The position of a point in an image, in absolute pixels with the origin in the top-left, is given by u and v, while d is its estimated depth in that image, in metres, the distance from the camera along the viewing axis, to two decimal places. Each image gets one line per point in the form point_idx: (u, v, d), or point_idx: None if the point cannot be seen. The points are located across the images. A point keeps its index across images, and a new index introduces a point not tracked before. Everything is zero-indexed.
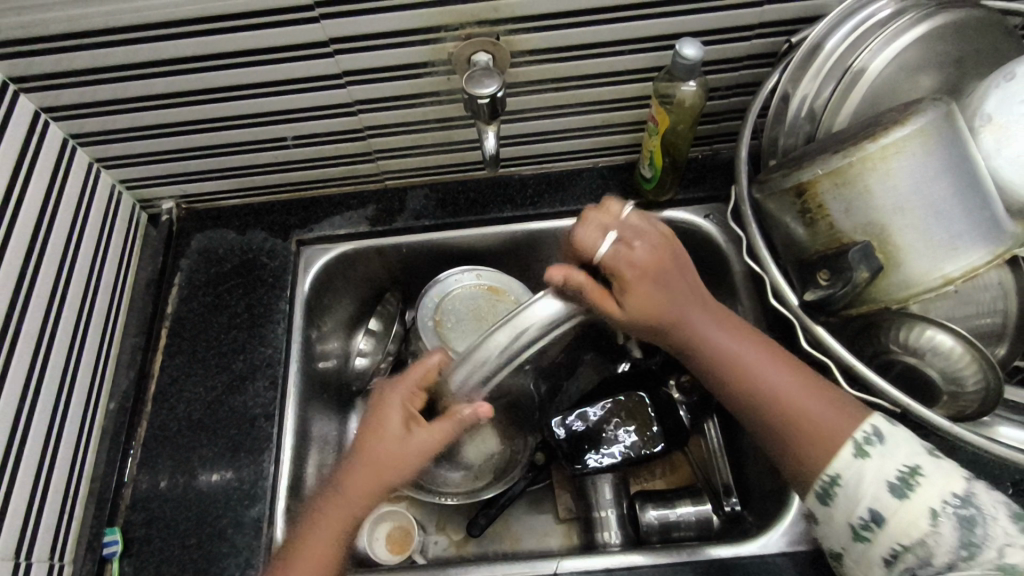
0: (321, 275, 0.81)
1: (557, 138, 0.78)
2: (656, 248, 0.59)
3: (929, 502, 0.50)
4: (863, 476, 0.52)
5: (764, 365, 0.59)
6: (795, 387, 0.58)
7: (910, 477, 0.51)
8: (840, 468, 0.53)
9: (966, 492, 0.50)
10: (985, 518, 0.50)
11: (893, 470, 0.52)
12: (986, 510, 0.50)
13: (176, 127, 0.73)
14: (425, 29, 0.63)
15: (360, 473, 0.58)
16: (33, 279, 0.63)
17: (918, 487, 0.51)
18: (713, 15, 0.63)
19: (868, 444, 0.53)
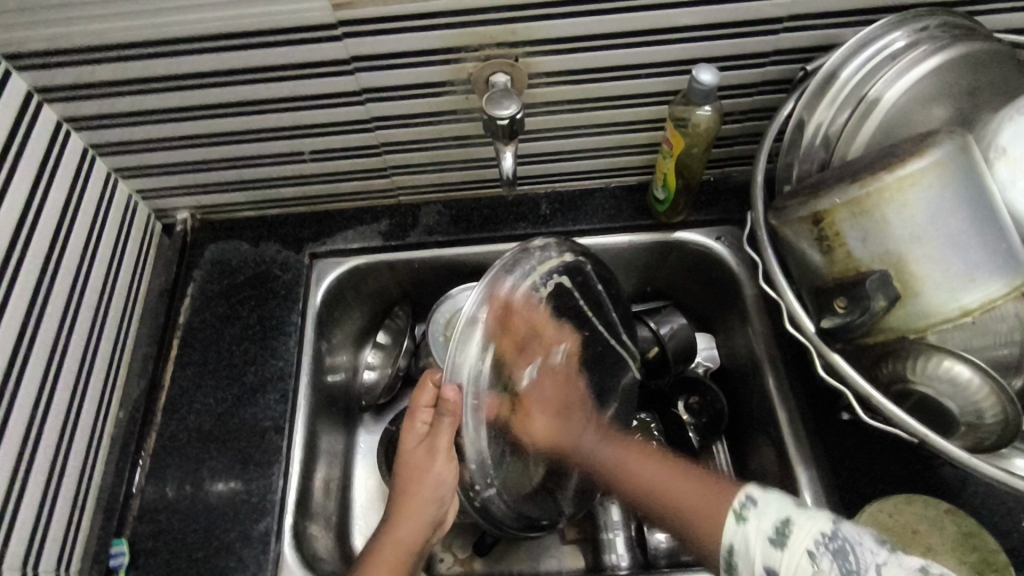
0: (333, 289, 0.81)
1: (572, 158, 0.78)
2: (558, 390, 0.69)
3: (806, 547, 0.45)
4: (749, 541, 0.47)
5: (650, 461, 0.64)
6: (669, 474, 0.60)
7: (784, 528, 0.46)
8: (730, 538, 0.49)
9: (832, 529, 0.45)
10: (859, 546, 0.44)
11: (768, 526, 0.47)
12: (857, 540, 0.44)
13: (195, 140, 0.73)
14: (445, 49, 0.64)
15: (410, 490, 0.62)
16: (49, 288, 0.63)
17: (793, 536, 0.45)
18: (730, 41, 0.64)
19: (741, 509, 0.49)
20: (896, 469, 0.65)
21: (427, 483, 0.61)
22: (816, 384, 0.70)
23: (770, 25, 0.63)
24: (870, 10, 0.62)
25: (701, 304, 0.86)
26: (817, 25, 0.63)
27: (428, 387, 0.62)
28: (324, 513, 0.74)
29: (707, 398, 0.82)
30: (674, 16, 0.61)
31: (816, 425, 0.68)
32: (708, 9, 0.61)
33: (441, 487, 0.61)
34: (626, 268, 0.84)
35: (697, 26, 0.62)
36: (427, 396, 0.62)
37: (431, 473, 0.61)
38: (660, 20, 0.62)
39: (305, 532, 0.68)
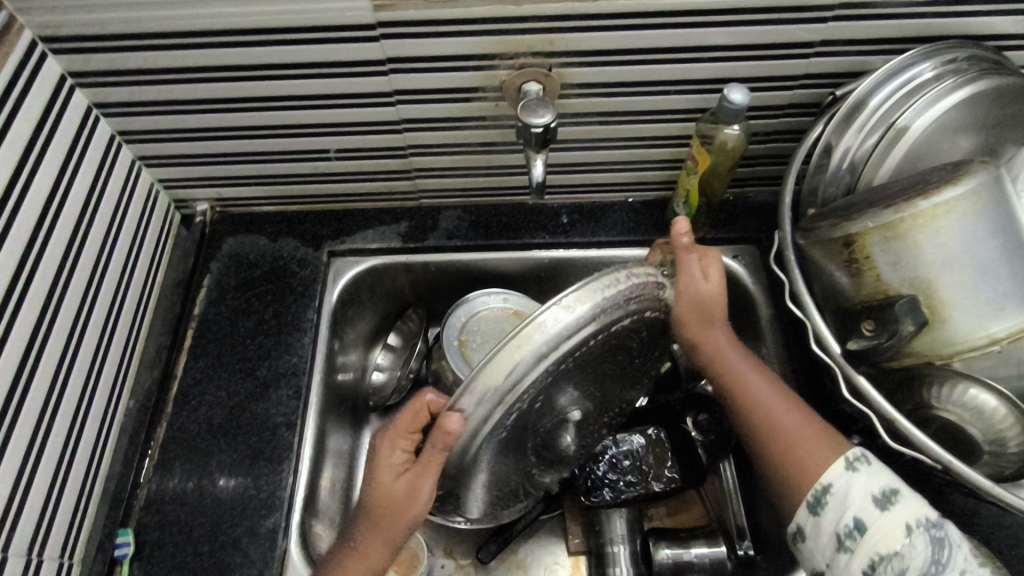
0: (349, 287, 0.81)
1: (595, 170, 0.79)
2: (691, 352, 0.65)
3: (908, 519, 0.51)
4: (852, 487, 0.54)
5: (799, 423, 0.59)
6: (797, 427, 0.59)
7: (893, 494, 0.53)
8: (832, 478, 0.55)
9: (938, 516, 0.52)
10: (954, 543, 0.51)
11: (877, 487, 0.53)
12: (955, 536, 0.52)
13: (221, 132, 0.73)
14: (480, 56, 0.64)
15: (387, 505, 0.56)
16: (70, 271, 0.63)
17: (899, 504, 0.52)
18: (760, 62, 0.65)
19: (856, 458, 0.55)
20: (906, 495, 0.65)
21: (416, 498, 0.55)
22: (831, 407, 0.70)
23: (801, 48, 0.64)
24: (900, 39, 0.63)
25: None
26: (847, 51, 0.64)
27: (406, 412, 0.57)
28: (329, 513, 0.74)
29: (716, 416, 0.80)
30: (708, 35, 0.62)
31: None
32: (742, 30, 0.62)
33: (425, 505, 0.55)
34: None
35: (730, 46, 0.63)
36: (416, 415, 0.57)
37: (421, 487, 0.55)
38: (695, 37, 0.62)
39: (312, 531, 0.67)
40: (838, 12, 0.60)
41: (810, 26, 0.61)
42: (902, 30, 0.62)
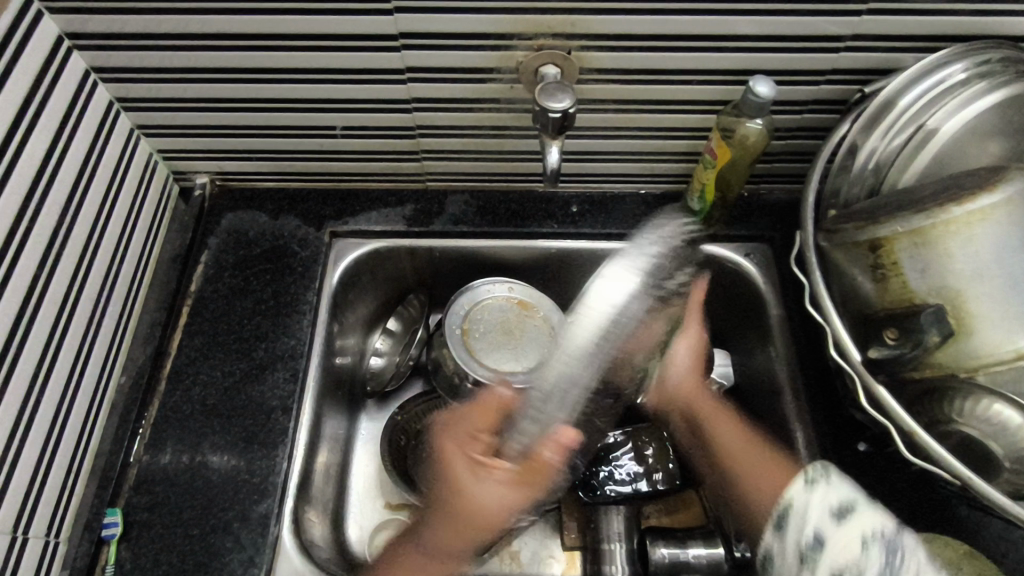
0: (350, 270, 0.79)
1: (608, 159, 0.76)
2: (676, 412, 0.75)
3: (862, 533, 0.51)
4: (810, 504, 0.53)
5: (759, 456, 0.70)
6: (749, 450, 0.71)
7: (849, 509, 0.52)
8: (793, 495, 0.54)
9: (896, 532, 0.51)
10: (912, 560, 0.50)
11: (832, 500, 0.53)
12: (910, 551, 0.50)
13: (224, 103, 0.71)
14: (497, 34, 0.61)
15: (467, 506, 0.68)
16: (64, 242, 0.61)
17: (853, 519, 0.51)
18: (786, 54, 0.62)
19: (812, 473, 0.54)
20: (913, 507, 0.64)
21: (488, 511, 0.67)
22: (839, 412, 0.69)
23: (830, 42, 0.61)
24: (933, 37, 0.61)
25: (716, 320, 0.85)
26: (878, 47, 0.62)
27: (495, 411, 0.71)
28: (322, 499, 0.72)
29: None
30: (735, 23, 0.60)
31: (834, 453, 0.67)
32: (771, 20, 0.59)
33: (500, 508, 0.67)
34: None
35: (758, 36, 0.61)
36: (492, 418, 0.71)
37: (488, 501, 0.67)
38: (721, 26, 0.60)
39: (304, 517, 0.66)
40: (871, 5, 0.58)
41: (841, 19, 0.59)
42: (937, 28, 0.60)
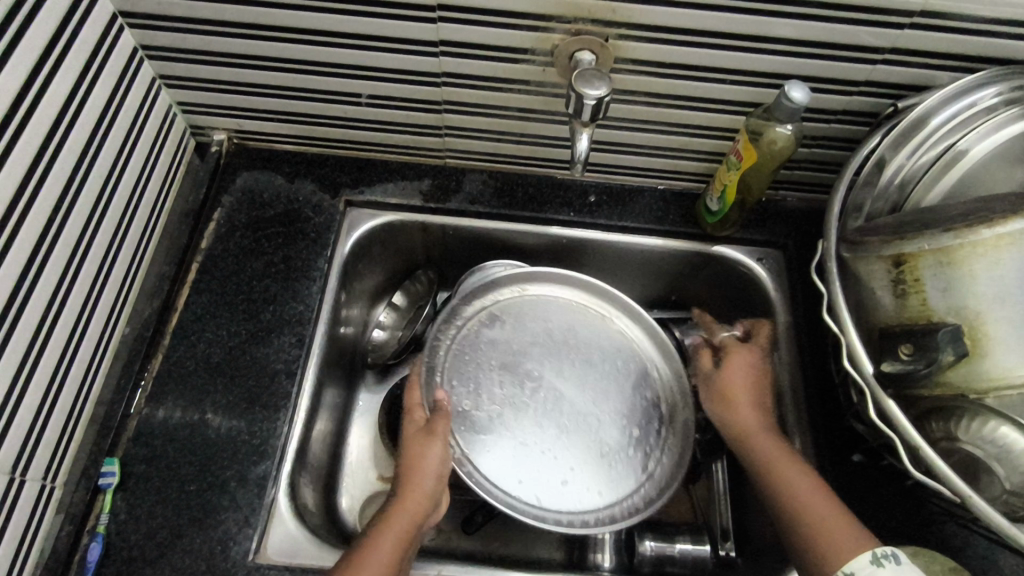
0: (363, 240, 0.79)
1: (631, 152, 0.76)
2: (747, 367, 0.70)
3: None
4: None
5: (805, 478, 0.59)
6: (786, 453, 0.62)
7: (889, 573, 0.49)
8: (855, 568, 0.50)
9: None
10: None
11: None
12: None
13: (250, 60, 0.69)
14: (536, 15, 0.61)
15: (387, 528, 0.57)
16: (79, 188, 0.59)
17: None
18: (824, 62, 0.62)
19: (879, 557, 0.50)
20: (902, 520, 0.65)
21: (422, 473, 0.62)
22: (838, 423, 0.70)
23: (868, 53, 0.61)
24: (972, 58, 0.61)
25: (722, 322, 0.86)
26: (914, 62, 0.62)
27: (439, 442, 0.64)
28: (317, 466, 0.72)
29: None
30: (777, 25, 0.59)
31: (830, 462, 0.68)
32: (813, 25, 0.59)
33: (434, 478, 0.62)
34: (659, 273, 0.84)
35: (797, 40, 0.60)
36: (424, 508, 0.61)
37: (421, 473, 0.62)
38: (763, 26, 0.59)
39: (299, 483, 0.66)
40: (915, 19, 0.58)
41: (883, 30, 0.59)
42: (979, 49, 0.60)
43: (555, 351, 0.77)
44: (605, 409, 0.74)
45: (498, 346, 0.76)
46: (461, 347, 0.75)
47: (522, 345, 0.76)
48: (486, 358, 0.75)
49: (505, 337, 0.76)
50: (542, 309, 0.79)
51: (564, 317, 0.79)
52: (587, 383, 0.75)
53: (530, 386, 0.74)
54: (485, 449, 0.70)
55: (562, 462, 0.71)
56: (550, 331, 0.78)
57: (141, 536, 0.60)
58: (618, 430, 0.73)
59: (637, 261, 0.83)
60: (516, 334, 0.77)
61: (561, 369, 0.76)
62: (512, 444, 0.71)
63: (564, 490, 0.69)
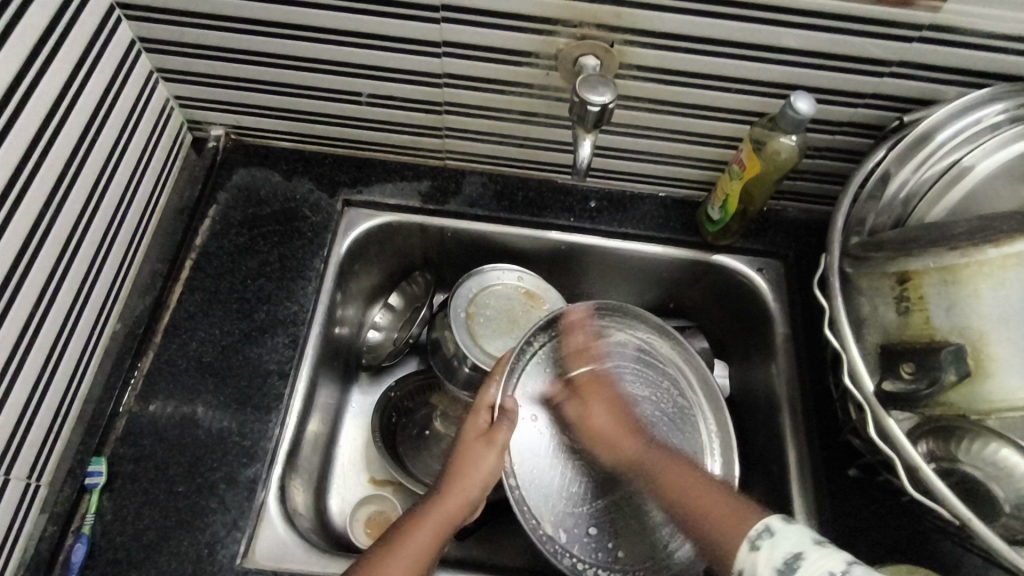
0: (360, 240, 0.78)
1: (634, 158, 0.75)
2: (616, 421, 0.68)
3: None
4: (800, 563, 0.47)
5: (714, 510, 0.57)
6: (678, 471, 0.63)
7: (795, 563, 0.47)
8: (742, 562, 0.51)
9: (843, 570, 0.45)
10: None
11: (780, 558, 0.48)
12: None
13: (249, 56, 0.68)
14: (541, 18, 0.60)
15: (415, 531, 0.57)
16: (72, 181, 0.58)
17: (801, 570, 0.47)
18: (830, 74, 0.61)
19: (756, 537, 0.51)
20: (897, 538, 0.64)
21: (472, 476, 0.61)
22: (834, 438, 0.69)
23: (876, 65, 0.60)
24: (980, 73, 0.60)
25: (722, 331, 0.86)
26: (922, 76, 0.61)
27: (495, 454, 0.62)
28: (308, 468, 0.72)
29: None
30: (784, 35, 0.58)
31: (827, 478, 0.67)
32: (821, 36, 0.58)
33: (485, 480, 0.62)
34: (658, 280, 0.83)
35: (804, 50, 0.60)
36: (460, 516, 0.60)
37: (473, 471, 0.61)
38: (770, 36, 0.58)
39: (289, 487, 0.65)
40: (924, 33, 0.57)
41: (890, 44, 0.58)
42: (988, 65, 0.59)
43: (626, 395, 0.71)
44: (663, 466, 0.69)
45: (563, 380, 0.70)
46: (545, 361, 0.70)
47: (606, 382, 0.71)
48: (556, 392, 0.70)
49: (590, 367, 0.71)
50: (609, 354, 0.73)
51: (628, 366, 0.73)
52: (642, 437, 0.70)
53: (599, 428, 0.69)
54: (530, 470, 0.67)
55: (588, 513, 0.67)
56: (630, 375, 0.72)
57: (127, 537, 0.59)
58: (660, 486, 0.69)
59: (636, 268, 0.82)
60: (580, 373, 0.71)
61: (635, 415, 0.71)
62: (554, 480, 0.67)
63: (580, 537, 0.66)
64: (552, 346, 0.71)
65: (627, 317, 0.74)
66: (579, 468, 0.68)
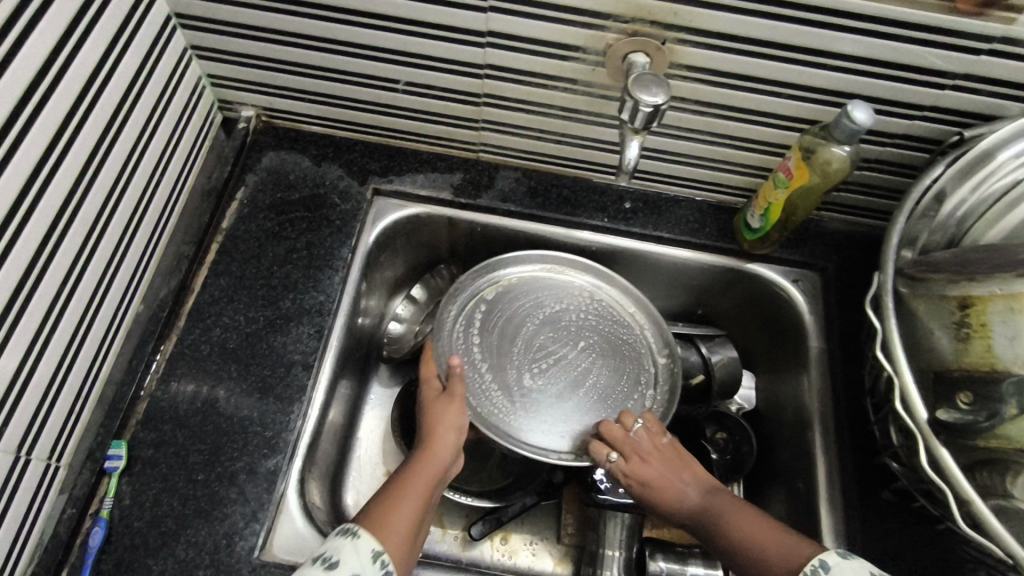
0: (387, 231, 0.76)
1: (673, 160, 0.73)
2: (672, 465, 0.67)
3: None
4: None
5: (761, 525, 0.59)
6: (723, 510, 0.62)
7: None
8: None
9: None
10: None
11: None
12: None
13: (286, 37, 0.66)
14: (593, 12, 0.57)
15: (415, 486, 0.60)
16: (103, 159, 0.57)
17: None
18: (890, 83, 0.59)
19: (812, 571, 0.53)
20: (929, 564, 0.62)
21: (442, 429, 0.64)
22: (868, 457, 0.67)
23: (939, 77, 0.58)
24: None
25: (751, 340, 0.84)
26: (987, 90, 0.58)
27: (459, 404, 0.66)
28: (327, 459, 0.71)
29: (734, 435, 0.80)
30: (846, 41, 0.56)
31: (858, 497, 0.66)
32: (885, 43, 0.56)
33: (458, 430, 0.65)
34: (689, 285, 0.81)
35: (865, 57, 0.57)
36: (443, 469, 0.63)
37: (444, 424, 0.65)
38: (832, 41, 0.56)
39: (309, 479, 0.64)
40: (995, 45, 0.54)
41: (957, 55, 0.55)
42: None
43: (546, 312, 0.77)
44: (599, 368, 0.74)
45: (493, 323, 0.75)
46: (468, 315, 0.75)
47: (513, 311, 0.76)
48: (495, 319, 0.75)
49: (503, 305, 0.76)
50: (536, 288, 0.77)
51: (553, 290, 0.78)
52: (577, 343, 0.75)
53: (528, 340, 0.75)
54: (479, 385, 0.71)
55: (550, 409, 0.71)
56: (542, 298, 0.77)
57: (145, 524, 0.58)
58: (605, 385, 0.74)
59: (668, 272, 0.80)
60: (509, 318, 0.76)
61: (553, 327, 0.76)
62: (509, 390, 0.72)
63: (554, 430, 0.70)
64: (470, 309, 0.75)
65: (530, 256, 0.78)
66: (529, 375, 0.73)
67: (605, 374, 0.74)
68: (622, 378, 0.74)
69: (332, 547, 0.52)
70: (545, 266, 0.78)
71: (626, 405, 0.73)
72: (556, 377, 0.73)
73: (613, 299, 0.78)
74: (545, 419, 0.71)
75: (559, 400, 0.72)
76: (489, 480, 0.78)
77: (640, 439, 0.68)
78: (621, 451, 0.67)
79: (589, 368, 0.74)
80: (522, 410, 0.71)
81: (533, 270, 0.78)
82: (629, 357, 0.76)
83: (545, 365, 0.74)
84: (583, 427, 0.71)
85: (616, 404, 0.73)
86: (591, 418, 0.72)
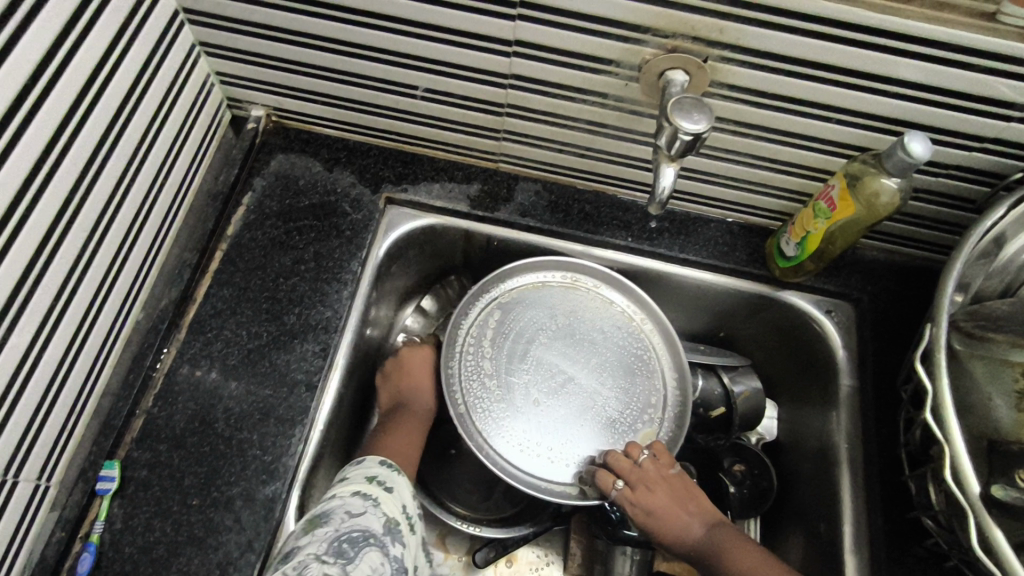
0: (399, 242, 0.73)
1: (705, 180, 0.69)
2: (677, 495, 0.65)
3: None
4: None
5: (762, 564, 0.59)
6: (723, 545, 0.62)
7: None
8: None
9: None
10: None
11: None
12: None
13: (300, 37, 0.62)
14: (631, 25, 0.53)
15: (405, 440, 0.68)
16: (103, 163, 0.53)
17: None
18: (950, 112, 0.54)
19: None
20: None
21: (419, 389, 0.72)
22: (899, 510, 0.63)
23: (1007, 109, 0.53)
24: None
25: (776, 368, 0.80)
26: None
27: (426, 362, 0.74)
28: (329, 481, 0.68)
29: (755, 469, 0.76)
30: (906, 67, 0.51)
31: (886, 551, 0.62)
32: (950, 71, 0.51)
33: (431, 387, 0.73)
34: (713, 309, 0.77)
35: (926, 85, 0.52)
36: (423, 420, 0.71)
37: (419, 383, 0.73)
38: (891, 66, 0.51)
39: (309, 505, 0.61)
40: None
41: None
42: None
43: (561, 327, 0.73)
44: (609, 392, 0.70)
45: (506, 338, 0.71)
46: (481, 329, 0.71)
47: (527, 325, 0.72)
48: (508, 334, 0.71)
49: (518, 318, 0.72)
50: (553, 300, 0.73)
51: (570, 302, 0.73)
52: (589, 361, 0.71)
53: (539, 359, 0.71)
54: (484, 409, 0.67)
55: (553, 436, 0.68)
56: (557, 312, 0.73)
57: (136, 550, 0.55)
58: (615, 412, 0.70)
59: (692, 295, 0.76)
60: (522, 332, 0.72)
61: (566, 343, 0.72)
62: (515, 416, 0.68)
63: (556, 460, 0.67)
64: (482, 320, 0.71)
65: (551, 267, 0.74)
66: (537, 397, 0.69)
67: (616, 396, 0.70)
68: (633, 403, 0.70)
69: (383, 474, 0.58)
70: (566, 278, 0.74)
71: (633, 433, 0.69)
72: (563, 400, 0.69)
73: (631, 315, 0.74)
74: (550, 449, 0.67)
75: (569, 428, 0.68)
76: (496, 509, 0.75)
77: (649, 467, 0.64)
78: (628, 480, 0.63)
79: (599, 391, 0.70)
80: (528, 434, 0.67)
81: (552, 279, 0.74)
82: (641, 379, 0.72)
83: (553, 387, 0.70)
84: (585, 458, 0.68)
85: (621, 434, 0.69)
86: (595, 448, 0.68)
